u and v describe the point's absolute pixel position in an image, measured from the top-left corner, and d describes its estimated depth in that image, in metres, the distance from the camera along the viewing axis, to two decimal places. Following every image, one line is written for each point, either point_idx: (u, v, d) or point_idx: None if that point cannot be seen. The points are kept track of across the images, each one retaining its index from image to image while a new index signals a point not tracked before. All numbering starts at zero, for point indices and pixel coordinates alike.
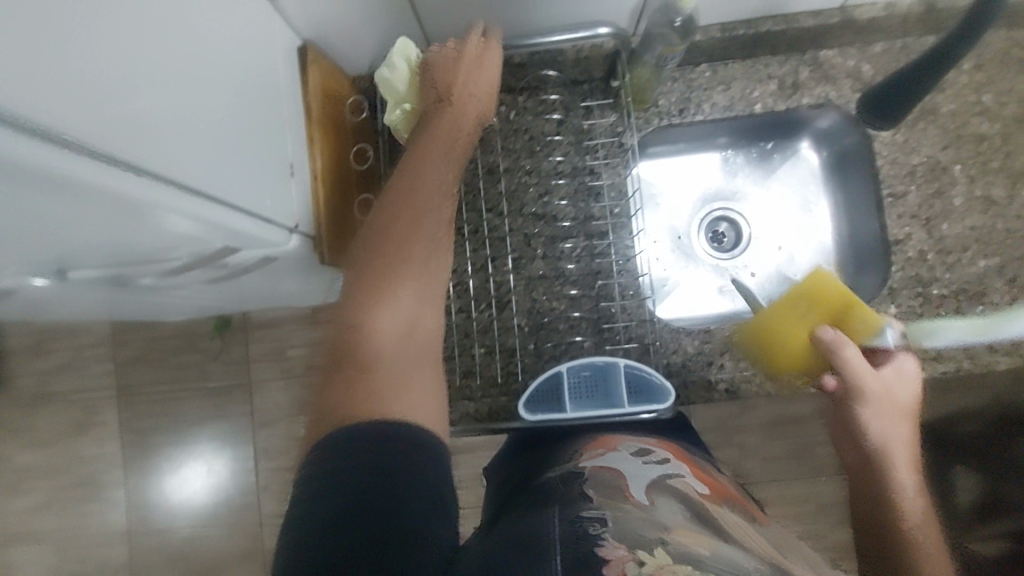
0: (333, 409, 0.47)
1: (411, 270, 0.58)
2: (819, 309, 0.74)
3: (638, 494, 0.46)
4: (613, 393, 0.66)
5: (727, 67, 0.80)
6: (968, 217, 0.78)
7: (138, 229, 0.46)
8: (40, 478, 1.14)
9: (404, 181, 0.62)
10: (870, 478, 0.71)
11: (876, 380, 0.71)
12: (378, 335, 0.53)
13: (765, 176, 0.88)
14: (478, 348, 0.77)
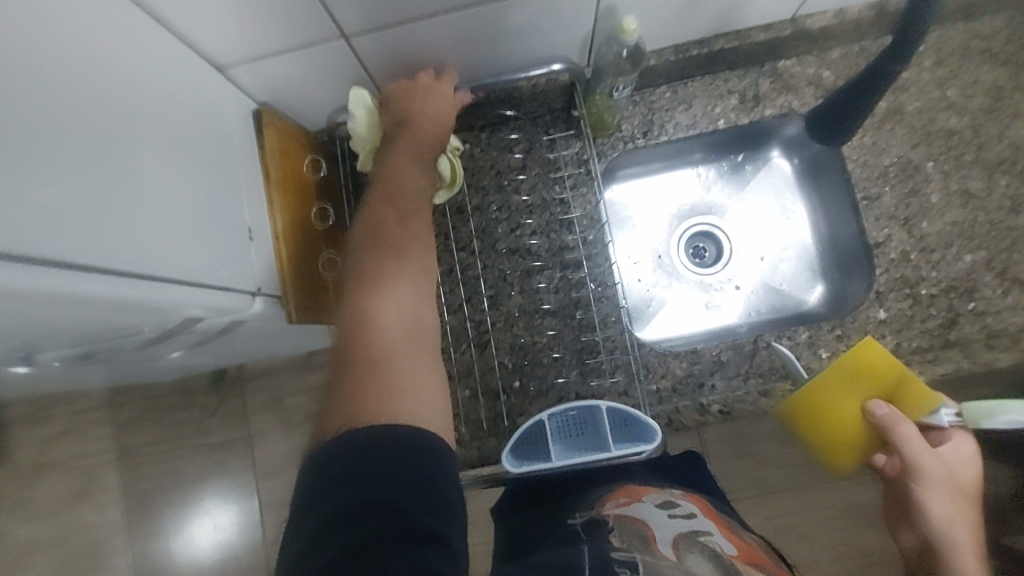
0: (345, 414, 0.44)
1: (406, 269, 0.54)
2: (867, 380, 0.65)
3: (665, 548, 0.43)
4: (599, 433, 0.66)
5: (686, 86, 0.80)
6: (948, 213, 0.77)
7: (102, 319, 0.46)
8: (43, 551, 1.12)
9: (383, 191, 0.60)
10: (931, 565, 0.66)
11: (933, 461, 0.65)
12: (381, 337, 0.49)
13: (739, 188, 0.87)
14: (463, 390, 0.76)
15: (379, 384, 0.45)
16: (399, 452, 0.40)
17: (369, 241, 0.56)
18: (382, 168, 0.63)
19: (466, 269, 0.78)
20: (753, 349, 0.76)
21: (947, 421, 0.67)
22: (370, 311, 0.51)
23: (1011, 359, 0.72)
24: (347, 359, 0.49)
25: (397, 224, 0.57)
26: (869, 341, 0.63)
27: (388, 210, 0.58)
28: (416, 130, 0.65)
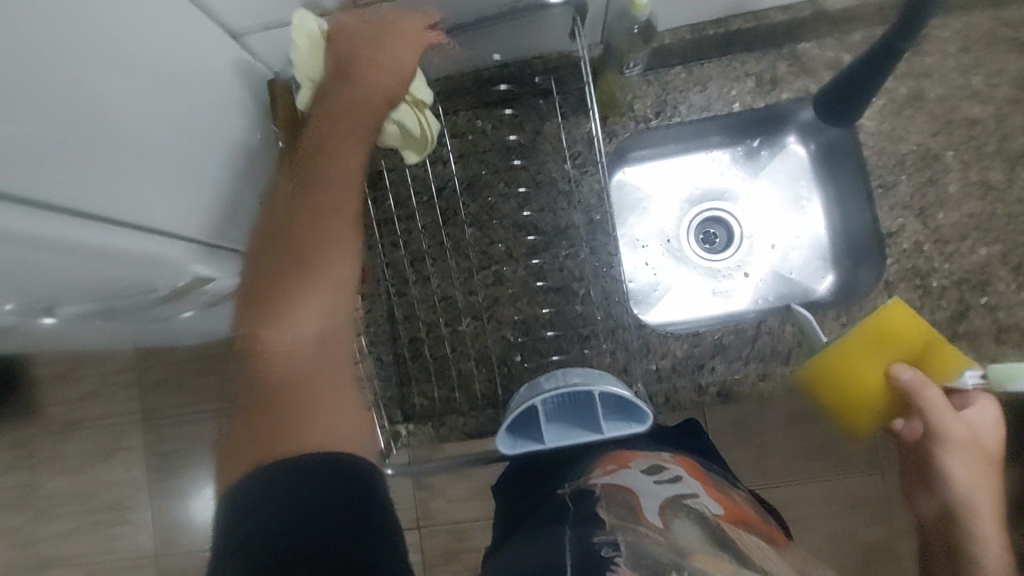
0: (255, 438, 0.46)
1: (320, 273, 0.54)
2: (890, 343, 0.62)
3: (652, 516, 0.44)
4: (591, 415, 0.64)
5: (702, 67, 0.79)
6: (965, 204, 0.76)
7: (90, 273, 0.47)
8: (72, 504, 1.18)
9: (304, 185, 0.58)
10: (948, 530, 0.64)
11: (959, 426, 0.60)
12: (289, 353, 0.50)
13: (754, 174, 0.85)
14: (467, 360, 0.78)
15: (285, 406, 0.47)
16: (323, 479, 0.42)
17: (289, 245, 0.55)
18: (306, 152, 0.60)
19: (471, 243, 0.79)
20: (755, 333, 0.76)
21: (970, 383, 0.62)
22: (279, 322, 0.51)
23: (1017, 356, 0.73)
24: (258, 369, 0.50)
25: (312, 224, 0.56)
26: (893, 304, 0.61)
27: (305, 208, 0.57)
28: (347, 109, 0.60)
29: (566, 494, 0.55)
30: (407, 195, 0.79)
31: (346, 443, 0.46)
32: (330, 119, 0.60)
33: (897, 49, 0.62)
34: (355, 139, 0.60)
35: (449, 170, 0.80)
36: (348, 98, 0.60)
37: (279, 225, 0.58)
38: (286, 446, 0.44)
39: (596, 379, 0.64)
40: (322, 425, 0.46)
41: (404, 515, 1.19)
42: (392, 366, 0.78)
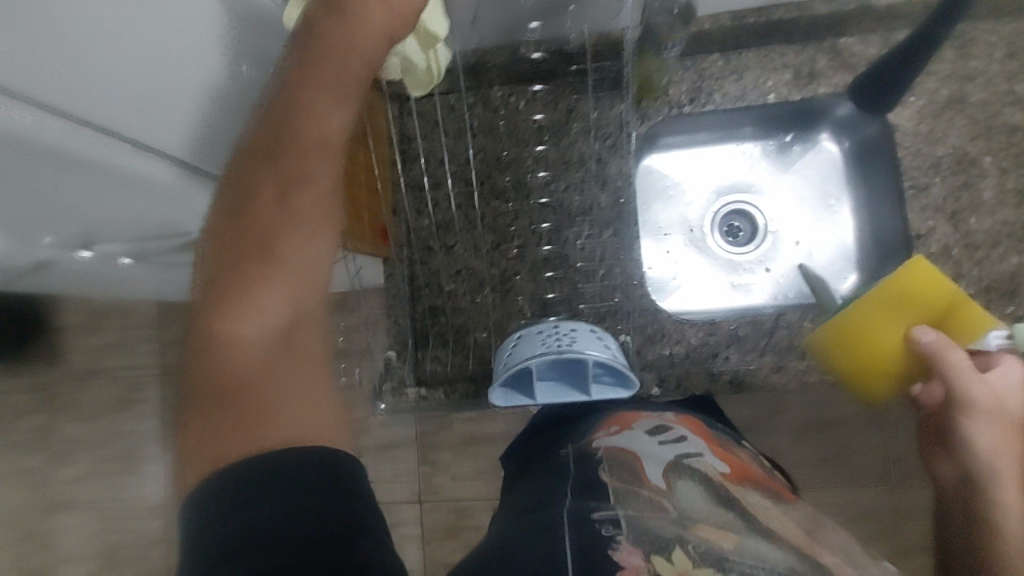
0: (201, 451, 0.37)
1: (280, 263, 0.41)
2: (911, 307, 0.59)
3: (655, 479, 0.49)
4: (580, 378, 0.68)
5: (739, 56, 0.79)
6: (1000, 210, 0.75)
7: (117, 197, 0.50)
8: (87, 451, 1.22)
9: (262, 137, 0.43)
10: (967, 499, 0.56)
11: (983, 387, 0.56)
12: (234, 356, 0.39)
13: (782, 168, 0.84)
14: (481, 332, 0.79)
15: (234, 424, 0.37)
16: (295, 480, 0.35)
17: (237, 221, 0.41)
18: (274, 91, 0.44)
19: (495, 216, 0.80)
20: (773, 325, 0.77)
21: (994, 343, 0.62)
22: (223, 323, 0.39)
23: None
24: (196, 378, 0.39)
25: (273, 196, 0.42)
26: (916, 261, 0.57)
27: (264, 171, 0.42)
28: (343, 42, 0.44)
29: (572, 453, 0.60)
30: (436, 163, 0.80)
31: (321, 440, 0.38)
32: (316, 56, 0.44)
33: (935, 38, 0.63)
34: (344, 86, 0.44)
35: (480, 143, 0.80)
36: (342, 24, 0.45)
37: (223, 187, 0.43)
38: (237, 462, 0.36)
39: (587, 343, 0.68)
40: (286, 436, 0.37)
41: (408, 488, 1.21)
42: (411, 329, 0.80)
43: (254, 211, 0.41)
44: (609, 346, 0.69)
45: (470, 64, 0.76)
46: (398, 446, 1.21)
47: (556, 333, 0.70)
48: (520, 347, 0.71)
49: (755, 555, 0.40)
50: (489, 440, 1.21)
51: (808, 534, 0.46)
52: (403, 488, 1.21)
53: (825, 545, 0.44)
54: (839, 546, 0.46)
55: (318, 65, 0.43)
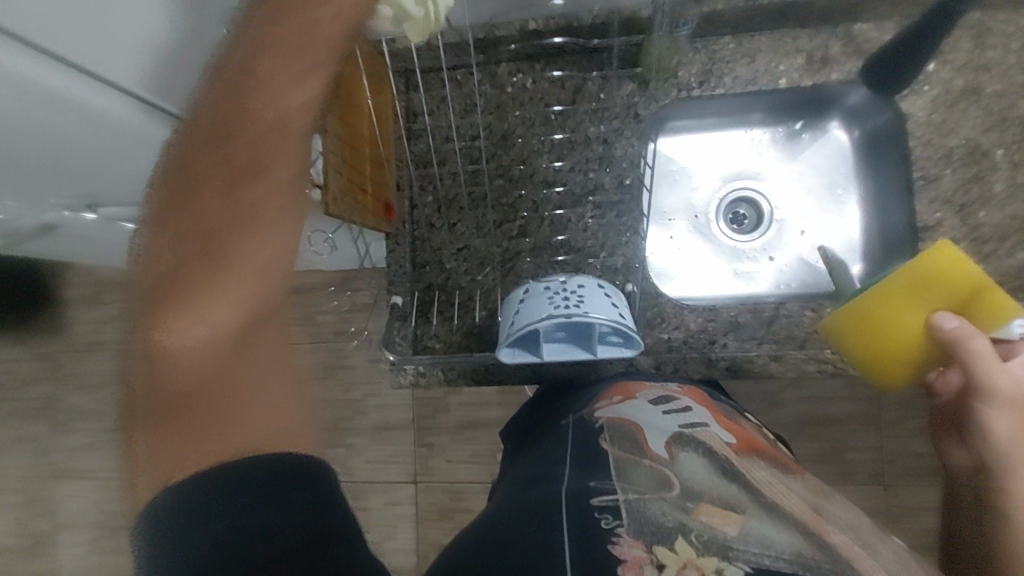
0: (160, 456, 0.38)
1: (233, 257, 0.41)
2: (934, 291, 0.56)
3: (658, 449, 0.53)
4: (587, 336, 0.69)
5: (752, 39, 0.77)
6: (1010, 205, 0.73)
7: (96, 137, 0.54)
8: (89, 420, 1.25)
9: (215, 127, 0.43)
10: (982, 484, 0.57)
11: (1006, 377, 0.54)
12: (185, 352, 0.39)
13: (793, 156, 0.85)
14: (480, 310, 0.79)
15: (191, 419, 0.38)
16: (271, 483, 0.37)
17: (191, 215, 0.42)
18: (228, 77, 0.44)
19: (499, 195, 0.80)
20: (772, 315, 0.75)
21: (1017, 333, 0.56)
22: (172, 320, 0.40)
23: None
24: (148, 373, 0.40)
25: (227, 189, 0.42)
26: (942, 244, 0.54)
27: (215, 165, 0.43)
28: (305, 26, 0.45)
29: (574, 422, 0.65)
30: (441, 140, 0.80)
31: (281, 433, 0.39)
32: (265, 38, 0.44)
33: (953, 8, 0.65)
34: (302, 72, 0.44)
35: (486, 121, 0.79)
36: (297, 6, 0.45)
37: (177, 177, 0.44)
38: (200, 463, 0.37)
39: (596, 305, 0.67)
40: (248, 432, 0.38)
41: (403, 470, 1.28)
42: (409, 305, 0.79)
43: (206, 211, 0.42)
44: (617, 309, 0.69)
45: (480, 40, 0.76)
46: (396, 429, 1.29)
47: (563, 291, 0.69)
48: (524, 308, 0.69)
49: (757, 541, 0.42)
50: (484, 423, 1.26)
51: (815, 509, 0.48)
52: (398, 470, 1.28)
53: (833, 522, 0.46)
54: (843, 523, 0.47)
55: (272, 50, 0.44)
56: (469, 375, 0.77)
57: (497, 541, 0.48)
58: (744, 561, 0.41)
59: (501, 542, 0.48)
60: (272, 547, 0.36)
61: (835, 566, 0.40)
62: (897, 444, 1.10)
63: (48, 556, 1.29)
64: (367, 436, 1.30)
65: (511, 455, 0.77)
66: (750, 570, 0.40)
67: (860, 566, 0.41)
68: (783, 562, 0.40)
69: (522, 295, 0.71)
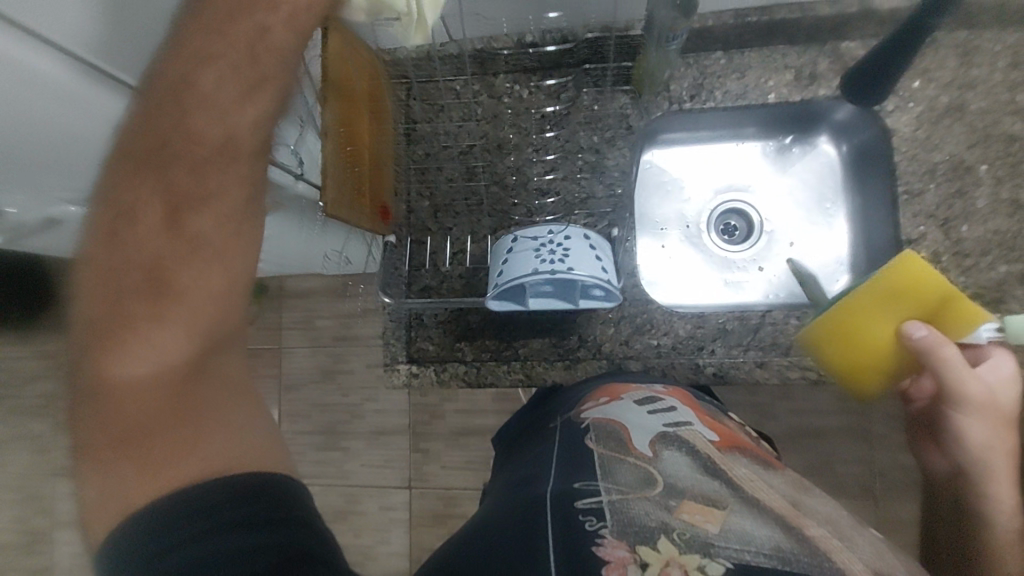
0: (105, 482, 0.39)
1: (180, 289, 0.42)
2: (906, 303, 0.58)
3: (642, 448, 0.55)
4: (571, 289, 0.72)
5: (743, 55, 0.79)
6: (992, 220, 0.74)
7: (33, 110, 0.49)
8: None
9: (151, 150, 0.41)
10: (960, 487, 0.61)
11: (976, 384, 0.57)
12: (133, 381, 0.40)
13: (782, 169, 0.87)
14: (473, 313, 0.80)
15: (141, 447, 0.39)
16: (237, 512, 0.37)
17: (130, 244, 0.42)
18: (161, 92, 0.42)
19: (493, 202, 0.82)
20: (758, 323, 0.76)
21: (986, 337, 0.60)
22: (117, 350, 0.41)
23: None
24: (94, 399, 0.41)
25: (170, 217, 0.42)
26: (909, 256, 0.55)
27: (152, 193, 0.41)
28: (248, 35, 0.41)
29: (561, 424, 0.66)
30: (439, 148, 0.83)
31: (240, 457, 0.40)
32: (201, 50, 0.41)
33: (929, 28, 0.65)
34: (246, 86, 0.42)
35: (482, 130, 0.82)
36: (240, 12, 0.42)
37: (111, 199, 0.42)
38: (152, 495, 0.37)
39: (580, 261, 0.69)
40: (200, 459, 0.39)
41: (399, 474, 1.29)
42: (402, 307, 0.81)
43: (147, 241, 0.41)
44: (600, 262, 0.70)
45: (479, 52, 0.79)
46: (392, 434, 1.30)
47: (549, 244, 0.70)
48: (511, 261, 0.71)
49: (738, 538, 0.43)
50: (479, 430, 1.27)
51: (794, 503, 0.49)
52: (394, 474, 1.29)
53: (812, 516, 0.47)
54: (822, 518, 0.48)
55: (212, 64, 0.41)
56: (457, 380, 0.79)
57: (489, 542, 0.49)
58: (726, 557, 0.42)
59: (491, 540, 0.49)
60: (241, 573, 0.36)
61: (813, 559, 0.41)
62: (888, 456, 1.12)
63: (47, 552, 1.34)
64: (363, 440, 1.31)
65: (501, 458, 0.78)
66: (733, 565, 0.41)
67: (837, 559, 0.42)
68: (763, 557, 0.41)
69: (510, 243, 0.72)
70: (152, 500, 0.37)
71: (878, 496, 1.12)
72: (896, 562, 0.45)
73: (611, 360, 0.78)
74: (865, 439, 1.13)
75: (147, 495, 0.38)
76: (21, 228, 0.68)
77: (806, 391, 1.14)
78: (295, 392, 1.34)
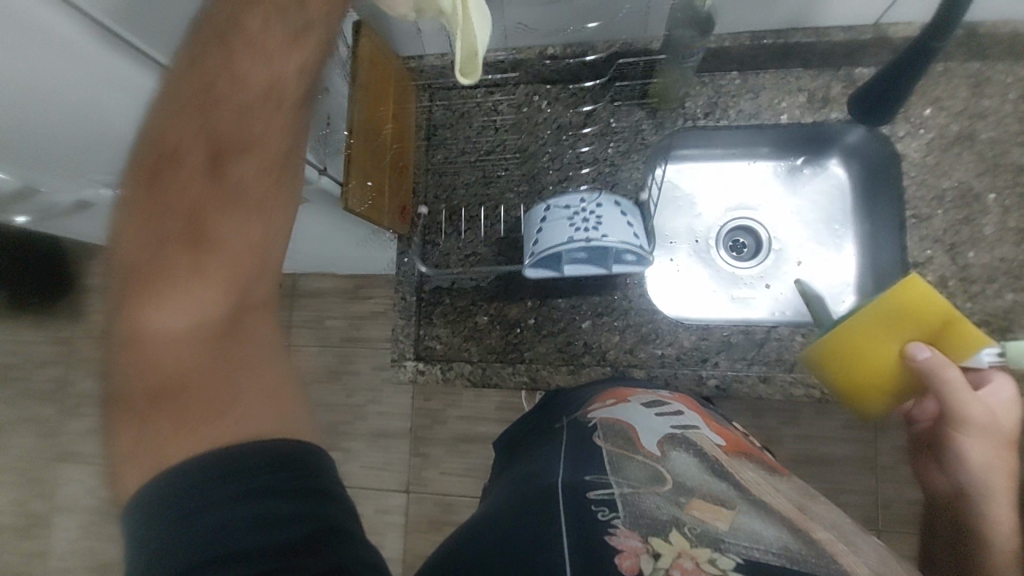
0: (142, 433, 0.40)
1: (221, 236, 0.44)
2: (909, 325, 0.58)
3: (650, 446, 0.57)
4: (605, 255, 0.75)
5: (757, 76, 0.81)
6: (999, 247, 0.75)
7: (65, 78, 0.50)
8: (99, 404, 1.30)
9: (196, 96, 0.44)
10: (960, 508, 0.62)
11: (977, 407, 0.58)
12: (169, 320, 0.42)
13: (790, 189, 0.89)
14: (482, 316, 0.82)
15: (180, 388, 0.41)
16: (266, 477, 0.38)
17: (173, 189, 0.44)
18: (212, 37, 0.44)
19: (506, 207, 0.84)
20: (763, 338, 0.77)
21: (987, 361, 0.59)
22: (156, 287, 0.43)
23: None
24: (131, 336, 0.42)
25: (211, 163, 0.44)
26: (912, 281, 0.56)
27: (195, 139, 0.44)
28: None
29: (569, 423, 0.67)
30: (459, 152, 0.85)
31: (273, 398, 0.42)
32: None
33: (933, 50, 0.66)
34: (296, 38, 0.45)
35: (501, 137, 0.85)
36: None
37: (154, 145, 0.44)
38: (190, 444, 0.39)
39: (613, 229, 0.71)
40: (238, 404, 0.41)
41: (397, 477, 1.30)
42: (414, 305, 0.83)
43: (194, 188, 0.44)
44: (631, 228, 0.73)
45: (501, 63, 0.82)
46: (393, 436, 1.31)
47: (584, 212, 0.72)
48: (545, 229, 0.73)
49: (747, 536, 0.44)
50: (480, 438, 1.28)
51: (800, 509, 0.50)
52: (393, 477, 1.30)
53: (818, 521, 0.48)
54: (827, 523, 0.49)
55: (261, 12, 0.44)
56: (461, 378, 0.80)
57: (495, 530, 0.50)
58: (736, 553, 0.42)
59: (499, 526, 0.50)
60: (270, 542, 0.37)
61: (820, 560, 0.42)
62: (890, 486, 1.11)
63: (41, 538, 1.36)
64: (364, 441, 1.32)
65: (502, 463, 0.78)
66: (742, 560, 0.41)
67: (842, 561, 0.42)
68: (772, 556, 0.42)
69: (542, 213, 0.74)
70: (190, 449, 0.39)
71: (880, 528, 1.11)
72: (899, 569, 0.45)
73: (615, 367, 0.79)
74: (867, 468, 1.12)
75: (182, 441, 0.39)
76: (52, 206, 0.71)
77: (808, 415, 1.14)
78: None
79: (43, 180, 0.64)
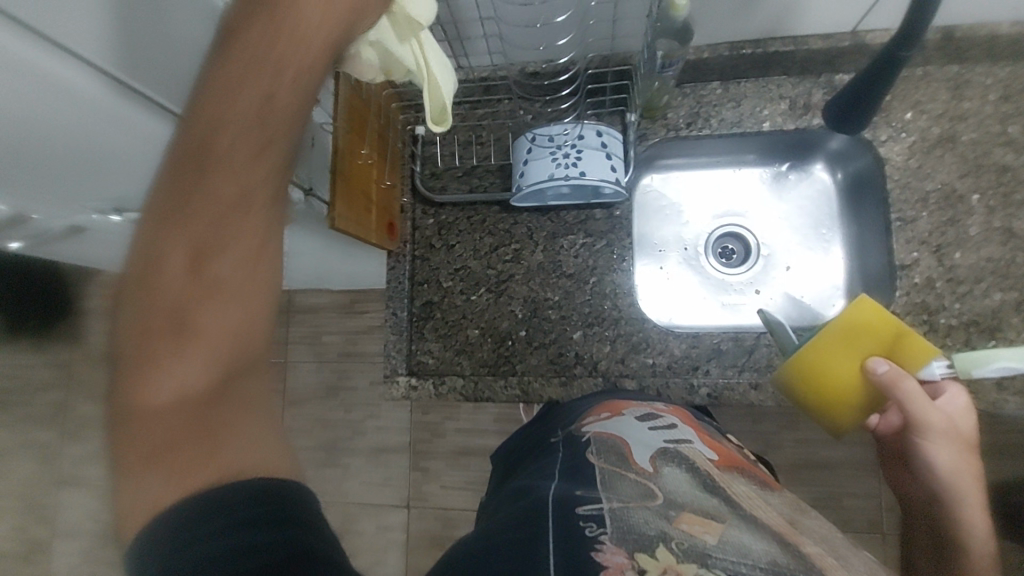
0: (136, 477, 0.37)
1: (203, 326, 0.38)
2: (862, 340, 0.62)
3: (643, 461, 0.57)
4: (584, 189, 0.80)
5: (739, 85, 0.82)
6: (985, 247, 0.75)
7: (81, 129, 0.52)
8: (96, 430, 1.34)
9: (182, 167, 0.37)
10: (933, 513, 0.63)
11: (939, 415, 0.60)
12: (157, 426, 0.37)
13: (777, 194, 0.90)
14: (474, 329, 0.82)
15: (174, 509, 0.36)
16: (247, 510, 0.37)
17: (175, 206, 0.37)
18: (190, 110, 0.38)
19: (495, 220, 0.85)
20: (753, 344, 0.77)
21: (937, 372, 0.62)
22: (139, 392, 0.37)
23: None
24: (117, 451, 0.37)
25: (212, 183, 0.37)
26: (862, 302, 0.61)
27: (206, 154, 0.37)
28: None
29: (563, 438, 0.67)
30: (446, 167, 0.86)
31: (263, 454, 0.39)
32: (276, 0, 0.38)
33: (902, 59, 0.66)
34: (265, 117, 0.38)
35: (487, 152, 0.86)
36: (271, 36, 0.38)
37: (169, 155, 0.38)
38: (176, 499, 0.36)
39: (592, 168, 0.75)
40: (230, 459, 0.38)
41: (397, 493, 1.29)
42: (405, 320, 0.83)
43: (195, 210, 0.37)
44: (610, 163, 0.76)
45: (484, 80, 0.83)
46: (392, 451, 1.31)
47: (564, 148, 0.75)
48: (529, 165, 0.77)
49: (735, 550, 0.44)
50: (479, 450, 1.27)
51: (790, 522, 0.50)
52: (393, 493, 1.29)
53: (807, 535, 0.48)
54: (818, 537, 0.49)
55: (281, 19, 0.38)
56: (453, 394, 0.80)
57: (490, 549, 0.49)
58: (723, 568, 0.42)
59: (488, 542, 0.50)
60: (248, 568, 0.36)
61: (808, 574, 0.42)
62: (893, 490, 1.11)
63: (40, 564, 1.36)
64: (363, 457, 1.32)
65: (499, 478, 0.78)
66: None
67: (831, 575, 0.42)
68: (759, 570, 0.42)
69: (528, 145, 0.77)
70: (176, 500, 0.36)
71: (884, 531, 1.10)
72: None
73: (607, 378, 0.79)
74: (868, 471, 1.12)
75: (185, 561, 0.36)
76: (46, 233, 0.72)
77: (807, 420, 1.14)
78: (297, 407, 1.36)
79: (36, 211, 0.65)
